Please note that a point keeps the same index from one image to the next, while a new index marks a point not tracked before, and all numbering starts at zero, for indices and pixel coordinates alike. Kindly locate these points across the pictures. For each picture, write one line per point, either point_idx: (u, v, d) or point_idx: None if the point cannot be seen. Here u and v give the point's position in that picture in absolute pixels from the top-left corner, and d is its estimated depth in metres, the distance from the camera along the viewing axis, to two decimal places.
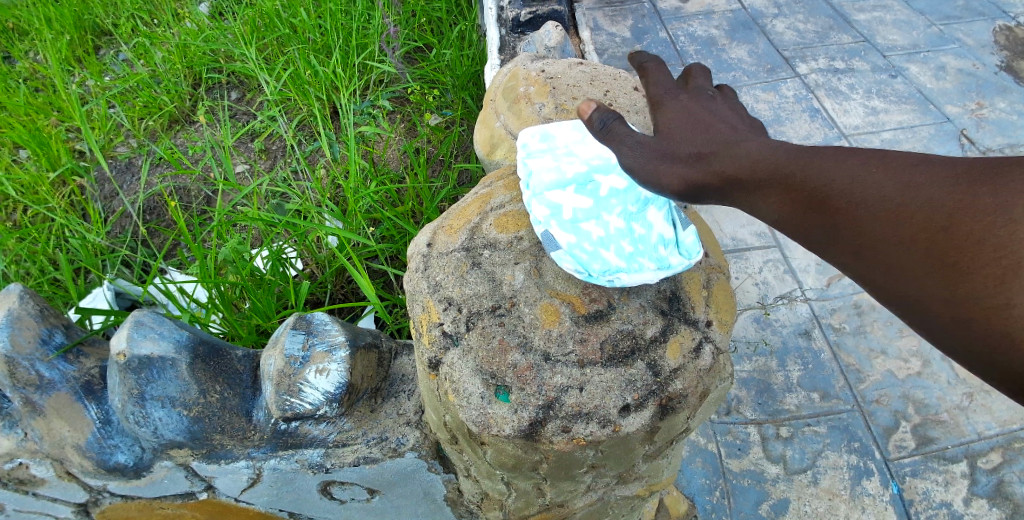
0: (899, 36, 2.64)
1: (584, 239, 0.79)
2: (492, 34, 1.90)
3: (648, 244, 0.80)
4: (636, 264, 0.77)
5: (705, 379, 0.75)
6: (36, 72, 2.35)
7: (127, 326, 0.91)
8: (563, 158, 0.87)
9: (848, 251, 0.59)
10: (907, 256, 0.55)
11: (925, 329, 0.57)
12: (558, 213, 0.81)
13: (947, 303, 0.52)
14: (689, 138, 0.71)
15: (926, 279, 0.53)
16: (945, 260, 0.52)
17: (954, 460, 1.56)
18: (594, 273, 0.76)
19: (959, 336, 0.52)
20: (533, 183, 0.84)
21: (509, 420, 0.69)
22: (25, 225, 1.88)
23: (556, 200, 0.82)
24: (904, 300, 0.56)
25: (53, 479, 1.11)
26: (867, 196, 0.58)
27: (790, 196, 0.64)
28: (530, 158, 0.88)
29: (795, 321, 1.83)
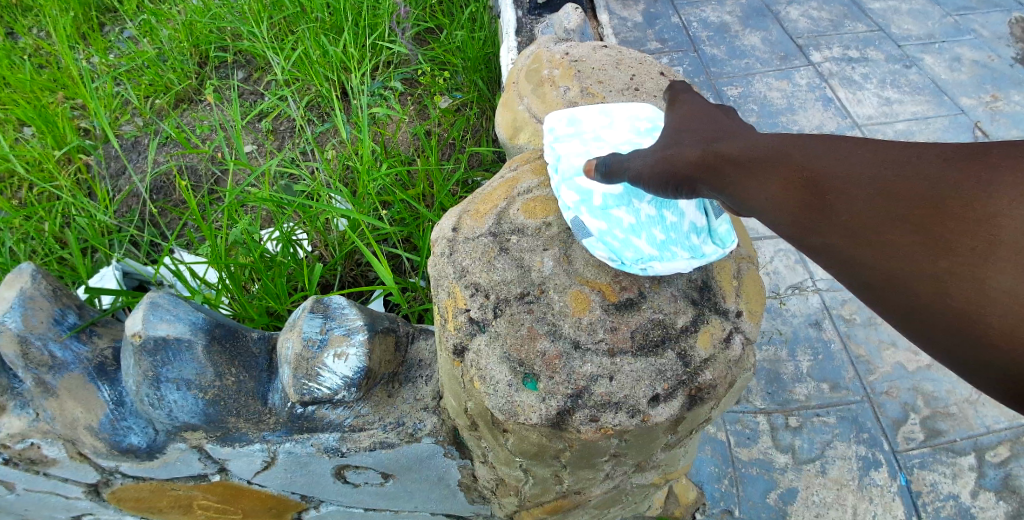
0: (914, 26, 2.61)
1: (615, 227, 0.79)
2: (507, 16, 1.87)
3: (679, 232, 0.81)
4: (668, 252, 0.78)
5: (734, 370, 0.74)
6: (40, 48, 2.32)
7: (142, 307, 0.90)
8: (591, 145, 0.89)
9: (833, 226, 0.58)
10: (895, 229, 0.53)
11: (893, 312, 0.54)
12: (588, 199, 0.81)
13: (929, 275, 0.50)
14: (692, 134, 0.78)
15: (908, 252, 0.51)
16: (930, 232, 0.50)
17: (961, 452, 1.56)
18: (626, 260, 0.75)
19: (933, 310, 0.50)
20: (562, 167, 0.85)
21: (537, 408, 0.68)
22: (31, 203, 1.86)
23: (586, 187, 0.83)
24: (878, 277, 0.54)
25: (65, 460, 1.11)
26: (861, 174, 0.58)
27: (782, 177, 0.64)
28: (557, 144, 0.89)
29: (805, 311, 1.82)
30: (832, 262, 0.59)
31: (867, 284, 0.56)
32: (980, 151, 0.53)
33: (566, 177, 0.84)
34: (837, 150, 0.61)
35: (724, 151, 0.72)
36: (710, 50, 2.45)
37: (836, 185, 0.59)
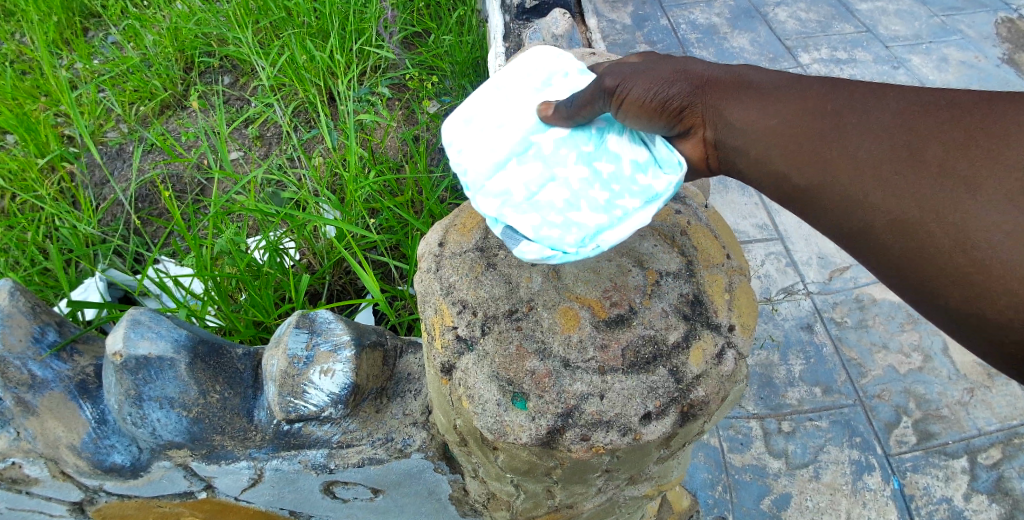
0: (901, 27, 2.62)
1: (545, 210, 0.73)
2: (496, 20, 1.85)
3: (622, 179, 0.76)
4: (615, 211, 0.72)
5: (727, 385, 0.73)
6: (22, 54, 2.28)
7: (123, 325, 0.87)
8: (488, 134, 0.82)
9: (848, 175, 0.60)
10: (919, 181, 0.56)
11: (889, 258, 0.60)
12: (506, 195, 0.75)
13: (949, 228, 0.54)
14: (679, 68, 0.73)
15: (931, 204, 0.55)
16: (954, 190, 0.54)
17: (954, 455, 1.57)
18: (570, 246, 0.69)
19: (938, 259, 0.55)
20: (468, 176, 0.79)
21: (526, 428, 0.67)
22: (13, 213, 1.82)
23: (499, 181, 0.77)
24: (889, 225, 0.58)
25: (47, 479, 1.09)
26: (879, 124, 0.60)
27: (792, 124, 0.65)
28: (455, 148, 0.83)
29: (797, 315, 1.82)
30: (837, 206, 0.62)
31: (870, 231, 0.60)
32: (981, 110, 0.57)
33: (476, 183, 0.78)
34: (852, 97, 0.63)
35: (728, 94, 0.71)
36: (699, 52, 2.45)
37: (854, 134, 0.61)
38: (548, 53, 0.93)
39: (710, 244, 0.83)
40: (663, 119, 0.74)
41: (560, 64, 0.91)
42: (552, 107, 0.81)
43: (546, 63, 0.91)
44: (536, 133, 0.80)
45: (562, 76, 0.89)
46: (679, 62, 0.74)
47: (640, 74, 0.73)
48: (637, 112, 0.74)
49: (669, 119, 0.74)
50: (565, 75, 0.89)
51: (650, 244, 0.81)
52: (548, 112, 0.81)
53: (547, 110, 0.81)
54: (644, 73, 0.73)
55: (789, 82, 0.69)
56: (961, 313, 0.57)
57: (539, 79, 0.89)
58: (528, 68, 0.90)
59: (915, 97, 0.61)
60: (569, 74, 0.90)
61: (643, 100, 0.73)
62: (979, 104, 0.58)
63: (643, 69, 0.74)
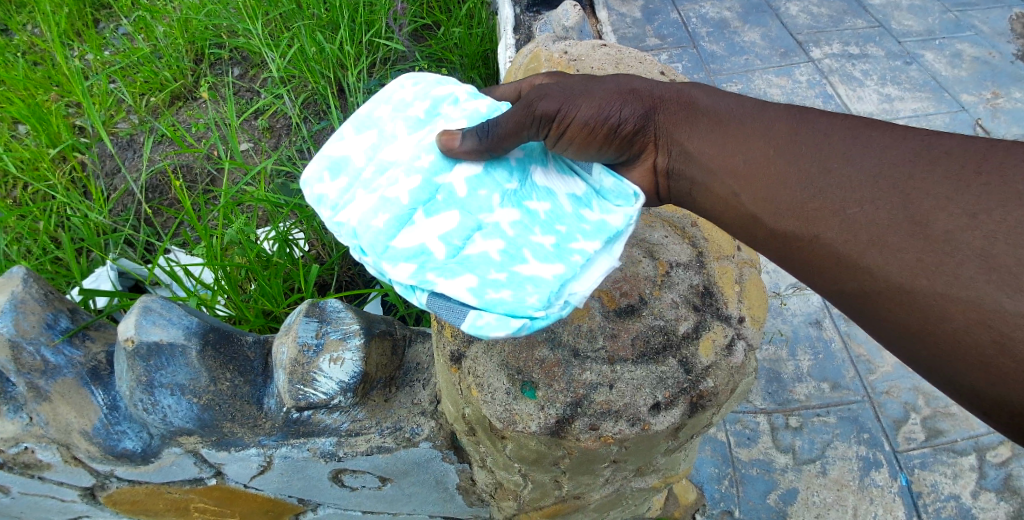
0: (914, 22, 2.59)
1: (487, 266, 0.62)
2: (505, 13, 1.85)
3: (566, 220, 0.68)
4: (571, 260, 0.63)
5: (737, 377, 0.73)
6: (34, 45, 2.29)
7: (135, 311, 0.88)
8: (381, 187, 0.70)
9: (809, 213, 0.60)
10: (876, 219, 0.55)
11: (864, 304, 0.58)
12: (431, 257, 0.64)
13: (909, 266, 0.52)
14: (628, 90, 0.73)
15: (889, 241, 0.54)
16: (909, 226, 0.53)
17: (963, 452, 1.56)
18: (533, 303, 0.59)
19: (902, 300, 0.53)
20: (369, 243, 0.66)
21: (536, 417, 0.68)
22: (26, 203, 1.84)
23: (416, 242, 0.65)
24: (853, 264, 0.57)
25: (59, 464, 1.10)
26: (835, 160, 0.60)
27: (754, 162, 0.66)
28: (341, 211, 0.70)
29: (805, 310, 1.80)
30: (803, 246, 0.61)
31: (835, 272, 0.59)
32: (954, 155, 0.55)
33: (386, 250, 0.65)
34: (808, 132, 0.64)
35: (681, 122, 0.71)
36: (709, 46, 2.43)
37: (810, 173, 0.61)
38: (424, 79, 0.82)
39: (721, 236, 0.83)
40: (612, 144, 0.73)
41: (443, 89, 0.80)
42: (461, 139, 0.70)
43: (427, 89, 0.80)
44: (445, 176, 0.70)
45: (451, 104, 0.79)
46: (626, 84, 0.73)
47: (588, 96, 0.70)
48: (583, 139, 0.71)
49: (618, 144, 0.73)
50: (455, 103, 0.78)
51: (660, 235, 0.82)
52: (459, 146, 0.69)
53: (458, 145, 0.70)
54: (592, 95, 0.71)
55: (745, 112, 0.69)
56: (932, 360, 0.54)
57: (425, 111, 0.77)
58: (402, 98, 0.79)
59: (871, 132, 0.61)
60: (458, 101, 0.79)
61: (593, 126, 0.70)
62: (954, 149, 0.56)
63: (590, 91, 0.71)
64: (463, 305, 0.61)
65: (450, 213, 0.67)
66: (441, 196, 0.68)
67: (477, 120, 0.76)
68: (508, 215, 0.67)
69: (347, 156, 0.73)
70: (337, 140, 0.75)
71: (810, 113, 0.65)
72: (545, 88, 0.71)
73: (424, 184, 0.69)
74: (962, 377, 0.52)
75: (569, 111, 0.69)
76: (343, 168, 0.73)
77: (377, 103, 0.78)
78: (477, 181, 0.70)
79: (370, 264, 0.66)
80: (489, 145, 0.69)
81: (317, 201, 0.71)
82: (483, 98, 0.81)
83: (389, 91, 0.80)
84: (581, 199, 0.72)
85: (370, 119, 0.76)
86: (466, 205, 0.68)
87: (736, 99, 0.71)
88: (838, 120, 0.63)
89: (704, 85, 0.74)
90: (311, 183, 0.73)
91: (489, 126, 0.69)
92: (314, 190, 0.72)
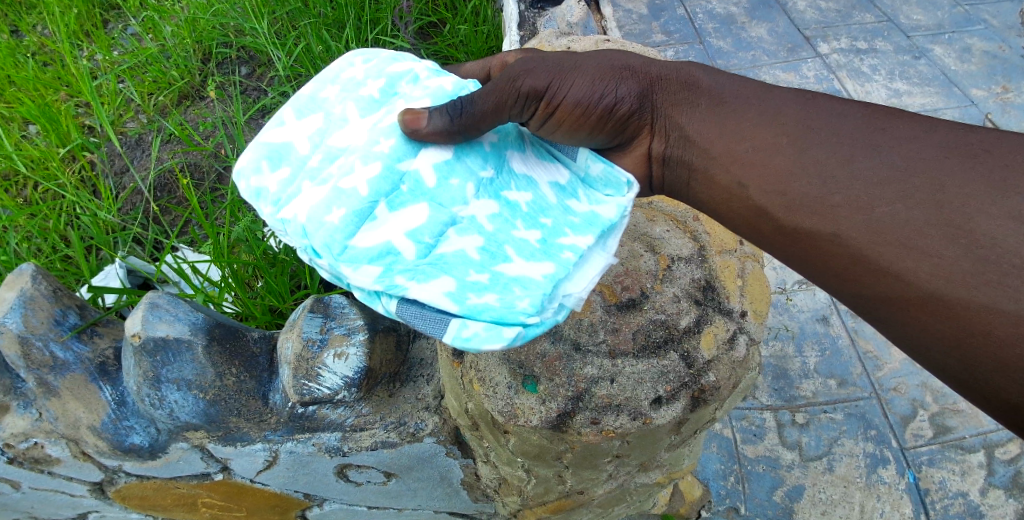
0: (923, 16, 2.56)
1: (465, 266, 0.59)
2: (511, 9, 1.85)
3: (551, 215, 0.66)
4: (560, 258, 0.61)
5: (739, 371, 0.74)
6: (44, 45, 2.31)
7: (141, 307, 0.89)
8: (335, 178, 0.64)
9: (830, 208, 0.59)
10: (907, 218, 0.55)
11: (883, 307, 0.58)
12: (400, 257, 0.60)
13: (942, 271, 0.52)
14: (622, 69, 0.73)
15: (922, 244, 0.54)
16: (943, 227, 0.53)
17: (971, 449, 1.54)
18: (524, 308, 0.57)
19: (930, 305, 0.53)
20: (322, 240, 0.61)
21: (537, 411, 0.70)
22: (36, 202, 1.86)
23: (381, 239, 0.61)
24: (877, 265, 0.56)
25: (68, 460, 1.12)
26: (859, 153, 0.60)
27: (766, 153, 0.65)
28: (288, 206, 0.64)
29: (813, 306, 1.79)
30: (819, 243, 0.60)
31: (853, 271, 0.58)
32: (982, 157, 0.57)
33: (347, 250, 0.61)
34: (824, 122, 0.64)
35: (683, 105, 0.72)
36: (716, 42, 2.41)
37: (829, 165, 0.61)
38: (376, 55, 0.76)
39: (723, 231, 0.85)
40: (607, 125, 0.73)
41: (399, 65, 0.75)
42: (427, 118, 0.64)
43: (380, 66, 0.75)
44: (410, 163, 0.65)
45: (409, 82, 0.73)
46: (619, 60, 0.73)
47: (577, 75, 0.70)
48: (574, 120, 0.71)
49: (611, 127, 0.74)
50: (413, 81, 0.73)
51: (662, 229, 0.82)
52: (426, 127, 0.64)
53: (424, 125, 0.64)
54: (583, 73, 0.70)
55: (752, 101, 0.69)
56: (947, 361, 0.55)
57: (380, 90, 0.72)
58: (352, 76, 0.73)
59: (893, 125, 0.61)
60: (415, 78, 0.74)
61: (586, 106, 0.70)
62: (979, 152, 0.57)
63: (580, 69, 0.71)
64: (441, 312, 0.57)
65: (418, 206, 0.63)
66: (407, 186, 0.64)
67: (441, 98, 0.71)
68: (486, 208, 0.64)
69: (291, 144, 0.67)
70: (277, 126, 0.69)
71: (824, 102, 0.66)
72: (529, 64, 0.70)
73: (386, 173, 0.64)
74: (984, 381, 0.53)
75: (558, 90, 0.69)
76: (286, 157, 0.67)
77: (324, 83, 0.72)
78: (448, 168, 0.66)
79: (329, 265, 0.61)
80: (463, 125, 0.65)
81: (255, 195, 0.65)
82: (446, 75, 0.75)
83: (337, 70, 0.74)
84: (564, 189, 0.70)
85: (317, 102, 0.70)
86: (437, 197, 0.64)
87: (742, 84, 0.71)
88: (855, 115, 0.63)
89: (698, 64, 0.75)
90: (245, 174, 0.65)
91: (463, 104, 0.65)
92: (250, 182, 0.65)
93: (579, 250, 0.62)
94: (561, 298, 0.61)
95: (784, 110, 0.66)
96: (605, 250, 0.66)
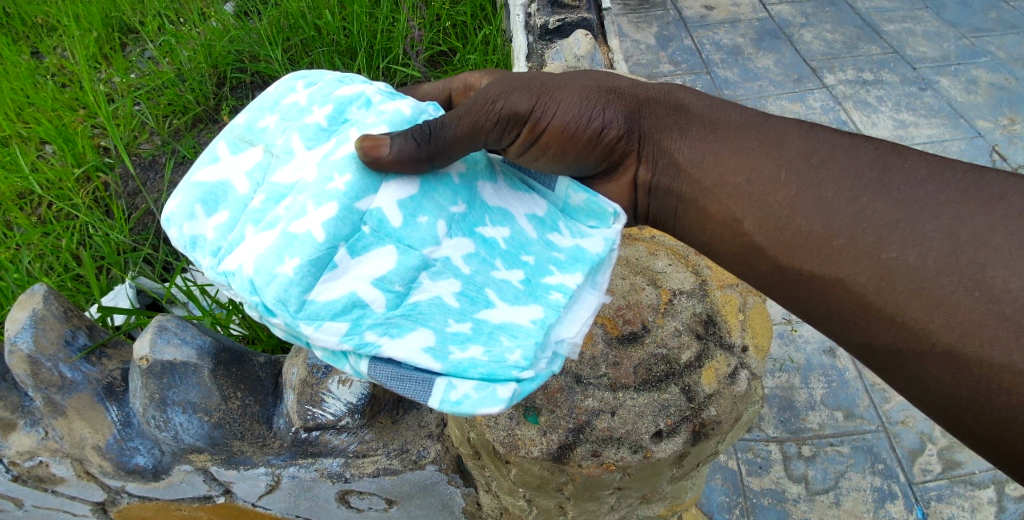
0: (928, 48, 2.59)
1: (443, 315, 0.60)
2: (520, 40, 1.92)
3: (534, 253, 0.68)
4: (544, 303, 0.64)
5: (740, 405, 0.76)
6: (63, 67, 2.38)
7: (150, 330, 0.90)
8: (282, 220, 0.58)
9: (834, 251, 0.61)
10: (917, 266, 0.56)
11: (885, 353, 0.60)
12: (369, 310, 0.58)
13: (956, 323, 0.54)
14: (609, 93, 0.75)
15: (935, 293, 0.55)
16: (957, 276, 0.55)
17: (980, 485, 1.52)
18: (515, 362, 0.59)
19: (941, 357, 0.55)
20: (269, 291, 0.55)
21: (537, 442, 0.71)
22: (50, 220, 1.90)
23: (344, 290, 0.57)
24: (887, 312, 0.58)
25: (72, 479, 1.14)
26: (866, 193, 0.61)
27: (762, 191, 0.67)
28: (228, 256, 0.59)
29: (819, 337, 1.77)
30: (825, 284, 0.62)
31: (858, 317, 0.60)
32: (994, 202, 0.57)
33: (306, 305, 0.56)
34: (828, 155, 0.65)
35: (672, 131, 0.74)
36: (723, 72, 2.45)
37: (834, 205, 0.62)
38: (321, 79, 0.72)
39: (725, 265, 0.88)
40: (593, 151, 0.77)
41: (349, 88, 0.71)
42: (389, 144, 0.60)
43: (326, 91, 0.70)
44: (371, 200, 0.60)
45: (362, 106, 0.69)
46: (605, 83, 0.76)
47: (559, 99, 0.73)
48: (557, 144, 0.74)
49: (600, 151, 0.77)
50: (367, 105, 0.69)
51: (664, 263, 0.88)
52: (388, 155, 0.59)
53: (386, 153, 0.59)
54: (565, 95, 0.74)
55: (748, 134, 0.71)
56: (957, 413, 0.56)
57: (328, 118, 0.67)
58: (295, 102, 0.69)
59: (904, 162, 0.62)
60: (368, 102, 0.70)
61: (570, 131, 0.73)
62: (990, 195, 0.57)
63: (562, 92, 0.74)
64: (422, 369, 0.58)
65: (385, 249, 0.59)
66: (369, 226, 0.59)
67: (399, 123, 0.67)
68: (461, 247, 0.63)
69: (227, 182, 0.63)
70: (211, 163, 0.64)
71: (823, 135, 0.68)
72: (508, 87, 0.73)
73: (344, 213, 0.58)
74: (979, 429, 0.56)
75: (540, 115, 0.73)
76: (222, 198, 0.62)
77: (262, 112, 0.68)
78: (414, 204, 0.62)
79: (283, 322, 0.56)
80: (429, 151, 0.62)
81: (190, 244, 0.60)
82: (401, 99, 0.72)
83: (278, 96, 0.70)
84: (544, 222, 0.72)
85: (255, 133, 0.66)
86: (405, 237, 0.60)
87: (735, 111, 0.73)
88: (869, 154, 0.64)
89: (687, 88, 0.78)
90: (177, 221, 0.60)
91: (432, 129, 0.63)
92: (183, 229, 0.60)
93: (564, 289, 0.66)
94: (552, 344, 0.64)
95: (781, 144, 0.68)
96: (592, 288, 0.70)
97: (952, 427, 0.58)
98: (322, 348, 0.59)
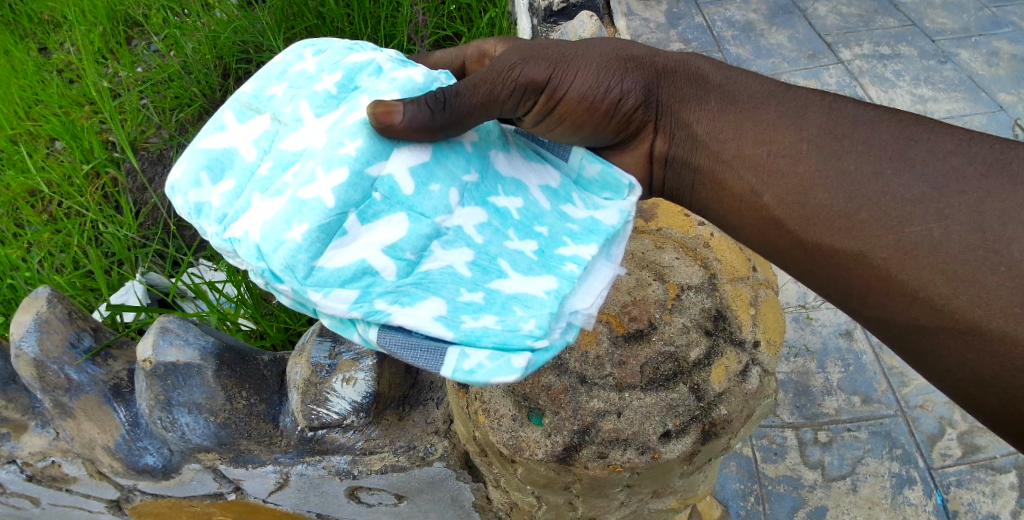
0: (949, 19, 2.49)
1: (455, 285, 0.58)
2: (526, 23, 1.88)
3: (548, 223, 0.67)
4: (558, 274, 0.62)
5: (751, 402, 0.75)
6: (69, 63, 2.37)
7: (152, 331, 0.89)
8: (290, 186, 0.56)
9: (854, 225, 0.60)
10: (941, 242, 0.55)
11: (901, 328, 0.59)
12: (378, 278, 0.55)
13: (981, 301, 0.53)
14: (628, 61, 0.74)
15: (960, 272, 0.54)
16: (984, 252, 0.53)
17: (1001, 470, 1.49)
18: (530, 331, 0.56)
19: (965, 335, 0.54)
20: (275, 256, 0.53)
21: (542, 444, 0.71)
22: (60, 218, 1.91)
23: (354, 258, 0.55)
24: (909, 288, 0.57)
25: (84, 478, 1.15)
26: (891, 165, 0.60)
27: (781, 163, 0.66)
28: (234, 223, 0.56)
29: (835, 322, 1.74)
30: (843, 259, 0.61)
31: (879, 290, 0.59)
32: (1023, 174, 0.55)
33: (314, 272, 0.53)
34: (852, 128, 0.64)
35: (690, 101, 0.73)
36: (735, 50, 2.38)
37: (859, 176, 0.61)
38: (329, 46, 0.70)
39: (735, 258, 0.87)
40: (610, 123, 0.76)
41: (359, 56, 0.68)
42: (401, 110, 0.58)
43: (335, 58, 0.68)
44: (382, 166, 0.58)
45: (373, 72, 0.67)
46: (624, 51, 0.75)
47: (577, 69, 0.72)
48: (573, 115, 0.74)
49: (616, 123, 0.76)
50: (378, 72, 0.67)
51: (671, 256, 0.86)
52: (401, 122, 0.57)
53: (399, 119, 0.57)
54: (584, 64, 0.73)
55: (766, 105, 0.70)
56: (978, 389, 0.55)
57: (338, 85, 0.65)
58: (303, 70, 0.67)
59: (929, 135, 0.61)
60: (383, 70, 0.67)
61: (588, 101, 0.73)
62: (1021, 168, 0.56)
63: (581, 62, 0.73)
64: (433, 338, 0.56)
65: (396, 216, 0.57)
66: (380, 193, 0.57)
67: (411, 90, 0.64)
68: (474, 217, 0.62)
69: (234, 150, 0.60)
70: (217, 131, 0.61)
71: (847, 106, 0.66)
72: (526, 55, 0.72)
73: (355, 179, 0.56)
74: (1002, 407, 0.55)
75: (557, 85, 0.72)
76: (228, 166, 0.59)
77: (270, 80, 0.66)
78: (426, 172, 0.60)
79: (290, 289, 0.54)
80: (444, 119, 0.60)
81: (195, 212, 0.57)
82: (413, 67, 0.69)
83: (285, 65, 0.68)
84: (557, 193, 0.71)
85: (263, 102, 0.64)
86: (416, 205, 0.58)
87: (758, 84, 0.72)
88: (892, 126, 0.63)
89: (708, 58, 0.77)
90: (182, 189, 0.57)
91: (446, 97, 0.61)
92: (188, 196, 0.57)
93: (579, 260, 0.64)
94: (567, 315, 0.61)
95: (803, 115, 0.67)
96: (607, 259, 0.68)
97: (974, 403, 0.57)
98: (330, 317, 0.56)
